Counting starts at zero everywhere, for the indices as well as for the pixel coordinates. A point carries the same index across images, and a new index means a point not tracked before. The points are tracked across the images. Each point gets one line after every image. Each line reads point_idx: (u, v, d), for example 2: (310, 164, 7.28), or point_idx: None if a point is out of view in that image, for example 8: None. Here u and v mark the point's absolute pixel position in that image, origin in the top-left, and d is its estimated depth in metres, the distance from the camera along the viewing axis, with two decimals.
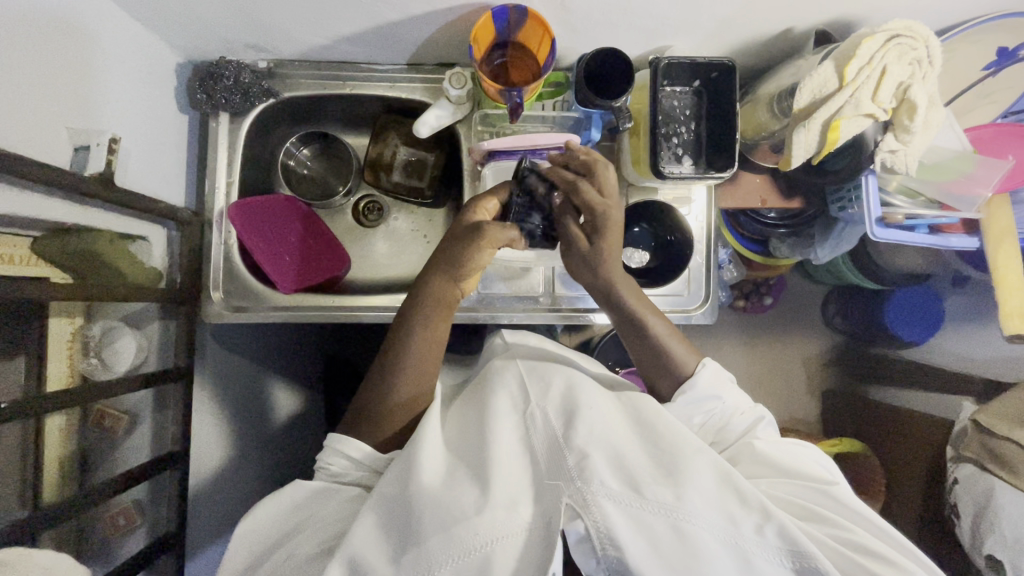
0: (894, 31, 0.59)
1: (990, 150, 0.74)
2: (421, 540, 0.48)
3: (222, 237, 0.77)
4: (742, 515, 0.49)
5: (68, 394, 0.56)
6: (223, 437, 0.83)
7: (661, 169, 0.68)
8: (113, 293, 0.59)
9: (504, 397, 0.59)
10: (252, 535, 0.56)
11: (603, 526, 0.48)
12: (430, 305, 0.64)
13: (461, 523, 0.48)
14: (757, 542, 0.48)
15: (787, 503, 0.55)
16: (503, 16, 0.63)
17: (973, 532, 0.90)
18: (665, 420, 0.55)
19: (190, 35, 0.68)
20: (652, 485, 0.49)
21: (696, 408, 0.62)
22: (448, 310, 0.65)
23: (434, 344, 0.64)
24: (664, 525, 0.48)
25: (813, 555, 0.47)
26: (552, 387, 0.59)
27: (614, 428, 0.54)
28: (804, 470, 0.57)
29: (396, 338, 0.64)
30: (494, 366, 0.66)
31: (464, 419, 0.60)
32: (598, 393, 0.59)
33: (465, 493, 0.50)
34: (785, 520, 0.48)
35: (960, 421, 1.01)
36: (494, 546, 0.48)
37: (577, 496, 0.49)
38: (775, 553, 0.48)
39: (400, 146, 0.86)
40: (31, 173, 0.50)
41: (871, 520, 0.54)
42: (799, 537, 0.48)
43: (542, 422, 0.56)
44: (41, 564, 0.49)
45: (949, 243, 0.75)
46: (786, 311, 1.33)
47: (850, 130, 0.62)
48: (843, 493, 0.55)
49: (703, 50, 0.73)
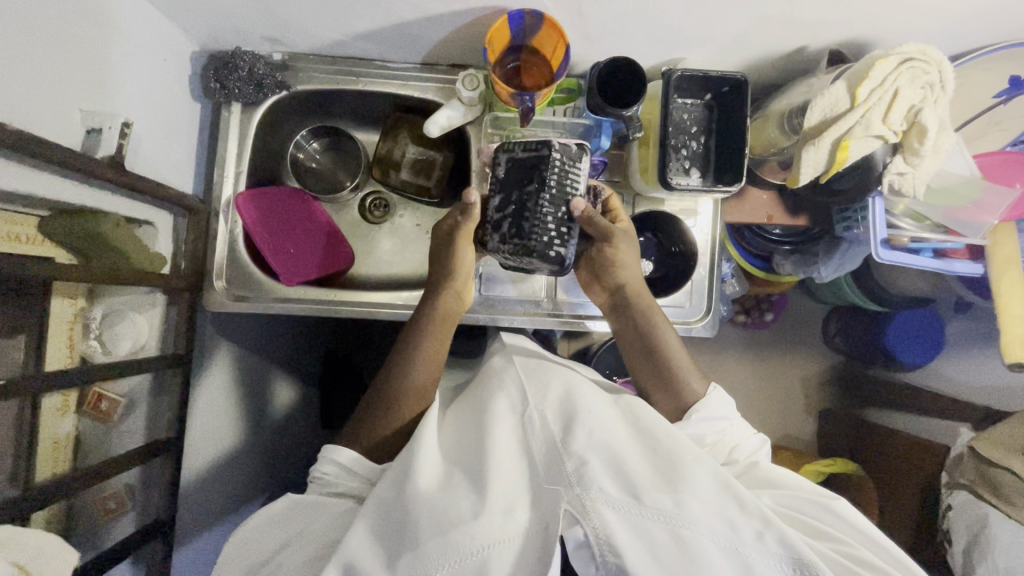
0: (907, 54, 0.59)
1: (999, 177, 0.74)
2: (418, 542, 0.48)
3: (228, 226, 0.77)
4: (741, 521, 0.48)
5: (65, 376, 0.55)
6: (219, 425, 0.82)
7: (668, 179, 0.68)
8: (117, 277, 0.59)
9: (503, 401, 0.60)
10: (244, 540, 0.56)
11: (603, 532, 0.47)
12: (433, 323, 0.68)
13: (460, 527, 0.48)
14: (757, 549, 0.47)
15: (792, 518, 0.54)
16: (518, 20, 0.64)
17: (965, 559, 0.90)
18: (663, 427, 0.56)
19: (207, 23, 0.69)
20: (652, 491, 0.49)
21: (709, 425, 0.63)
22: (449, 325, 0.70)
23: (436, 360, 0.68)
24: (662, 531, 0.47)
25: (816, 564, 0.46)
26: (551, 392, 0.60)
27: (614, 432, 0.55)
28: (806, 486, 0.57)
29: (399, 357, 0.67)
30: (494, 368, 0.67)
31: (462, 422, 0.61)
32: (593, 396, 0.60)
33: (461, 497, 0.50)
34: (786, 527, 0.47)
35: (956, 446, 1.01)
36: (491, 550, 0.47)
37: (576, 502, 0.48)
38: (776, 561, 0.47)
39: (409, 146, 0.87)
40: (43, 153, 0.50)
41: (874, 540, 0.53)
42: (801, 545, 0.47)
43: (540, 426, 0.56)
44: (29, 543, 0.49)
45: (953, 268, 0.74)
46: (783, 328, 1.34)
47: (860, 150, 0.62)
48: (845, 509, 0.54)
49: (715, 64, 0.73)
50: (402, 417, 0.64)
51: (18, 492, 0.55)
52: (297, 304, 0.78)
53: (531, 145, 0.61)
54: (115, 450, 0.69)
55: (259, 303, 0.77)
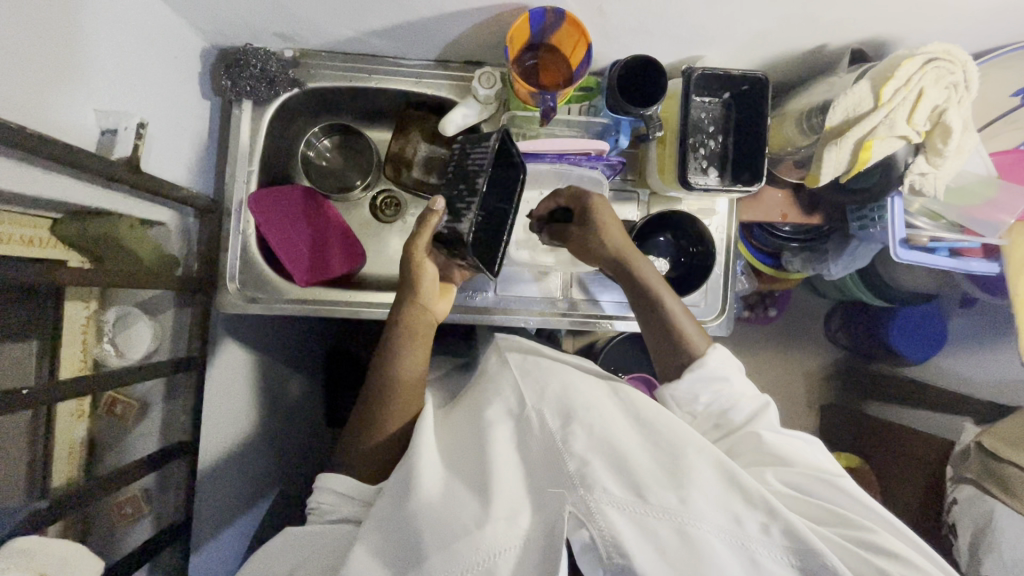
0: (932, 54, 0.59)
1: (1012, 177, 0.74)
2: (424, 559, 0.48)
3: (241, 225, 0.76)
4: (746, 515, 0.47)
5: (83, 382, 0.54)
6: (230, 426, 0.81)
7: (689, 180, 0.68)
8: (134, 280, 0.58)
9: (499, 405, 0.59)
10: None
11: (608, 534, 0.47)
12: (403, 337, 0.66)
13: (462, 539, 0.48)
14: (762, 542, 0.47)
15: (800, 504, 0.52)
16: (539, 19, 0.63)
17: (971, 553, 0.91)
18: (664, 419, 0.55)
19: (219, 20, 0.67)
20: (655, 488, 0.48)
21: (703, 386, 0.62)
22: (423, 337, 0.67)
23: (416, 372, 0.66)
24: (669, 530, 0.47)
25: (825, 555, 0.45)
26: (548, 390, 0.58)
27: (613, 428, 0.54)
28: (809, 460, 0.56)
29: (379, 374, 0.66)
30: (490, 371, 0.66)
31: (459, 425, 0.61)
32: (592, 393, 0.59)
33: (466, 507, 0.50)
34: (792, 519, 0.46)
35: (961, 441, 1.02)
36: (497, 557, 0.48)
37: (580, 504, 0.48)
38: (780, 555, 0.46)
39: (421, 143, 0.84)
40: (60, 156, 0.49)
41: (884, 519, 0.52)
42: (806, 534, 0.46)
43: (539, 426, 0.55)
44: (55, 553, 0.48)
45: (970, 266, 0.76)
46: (789, 324, 1.35)
47: (882, 151, 0.63)
48: (846, 484, 0.54)
49: (733, 62, 0.72)
50: (400, 420, 0.63)
51: (38, 501, 0.54)
52: (311, 305, 0.77)
53: (466, 146, 0.72)
54: (130, 453, 0.68)
55: (272, 303, 0.77)
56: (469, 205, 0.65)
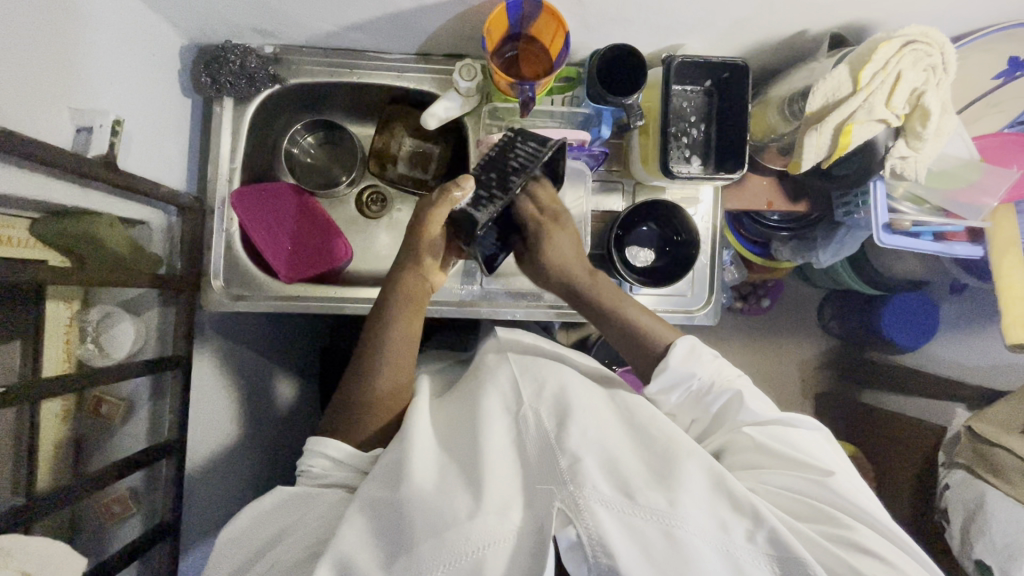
0: (910, 36, 0.59)
1: (997, 159, 0.74)
2: (413, 545, 0.47)
3: (224, 224, 0.76)
4: (732, 521, 0.48)
5: (65, 380, 0.54)
6: (219, 425, 0.81)
7: (672, 168, 0.67)
8: (114, 279, 0.58)
9: (495, 398, 0.59)
10: (239, 539, 0.55)
11: (595, 532, 0.46)
12: (401, 301, 0.66)
13: (452, 529, 0.47)
14: (746, 549, 0.47)
15: (786, 500, 0.53)
16: (516, 8, 0.63)
17: (963, 537, 0.91)
18: (657, 425, 0.56)
19: (196, 16, 0.67)
20: (644, 489, 0.49)
21: (673, 386, 0.62)
22: (417, 305, 0.67)
23: (407, 343, 0.65)
24: (655, 531, 0.47)
25: (807, 565, 0.45)
26: (546, 388, 0.59)
27: (605, 432, 0.54)
28: (801, 460, 0.55)
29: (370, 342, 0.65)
30: (488, 363, 0.67)
31: (454, 418, 0.61)
32: (590, 394, 0.59)
33: (457, 498, 0.49)
34: (778, 526, 0.47)
35: (954, 426, 1.02)
36: (486, 550, 0.47)
37: (569, 500, 0.48)
38: (763, 560, 0.47)
39: (405, 137, 0.86)
40: (33, 153, 0.49)
41: (872, 519, 0.52)
42: (790, 541, 0.46)
43: (533, 423, 0.55)
44: (37, 552, 0.48)
45: (954, 250, 0.75)
46: (781, 314, 1.35)
47: (862, 135, 0.62)
48: (838, 485, 0.53)
49: (714, 50, 0.72)
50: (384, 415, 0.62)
51: (22, 501, 0.54)
52: (296, 303, 0.77)
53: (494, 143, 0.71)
54: (117, 452, 0.68)
55: (257, 301, 0.76)
56: (490, 199, 0.65)
